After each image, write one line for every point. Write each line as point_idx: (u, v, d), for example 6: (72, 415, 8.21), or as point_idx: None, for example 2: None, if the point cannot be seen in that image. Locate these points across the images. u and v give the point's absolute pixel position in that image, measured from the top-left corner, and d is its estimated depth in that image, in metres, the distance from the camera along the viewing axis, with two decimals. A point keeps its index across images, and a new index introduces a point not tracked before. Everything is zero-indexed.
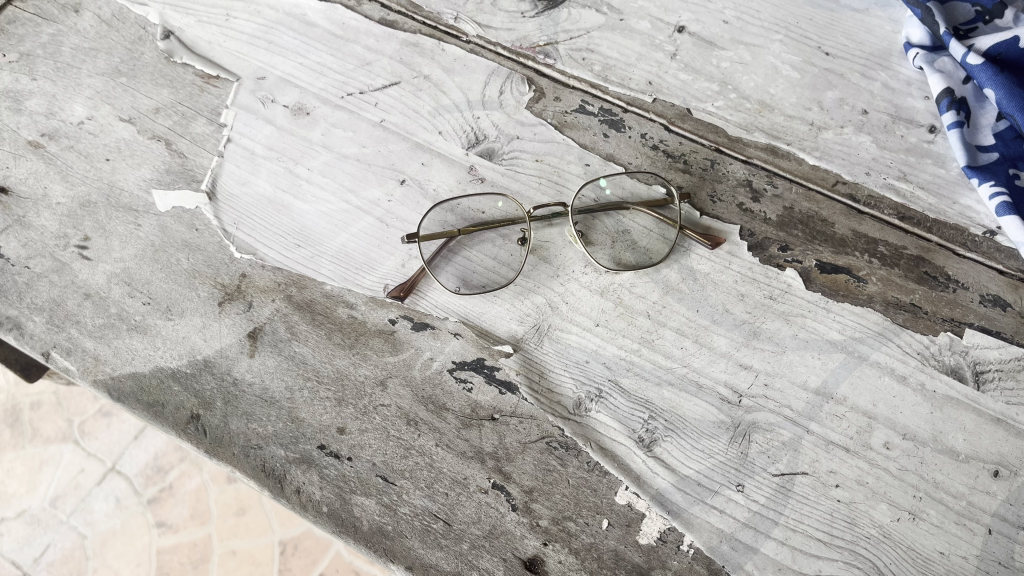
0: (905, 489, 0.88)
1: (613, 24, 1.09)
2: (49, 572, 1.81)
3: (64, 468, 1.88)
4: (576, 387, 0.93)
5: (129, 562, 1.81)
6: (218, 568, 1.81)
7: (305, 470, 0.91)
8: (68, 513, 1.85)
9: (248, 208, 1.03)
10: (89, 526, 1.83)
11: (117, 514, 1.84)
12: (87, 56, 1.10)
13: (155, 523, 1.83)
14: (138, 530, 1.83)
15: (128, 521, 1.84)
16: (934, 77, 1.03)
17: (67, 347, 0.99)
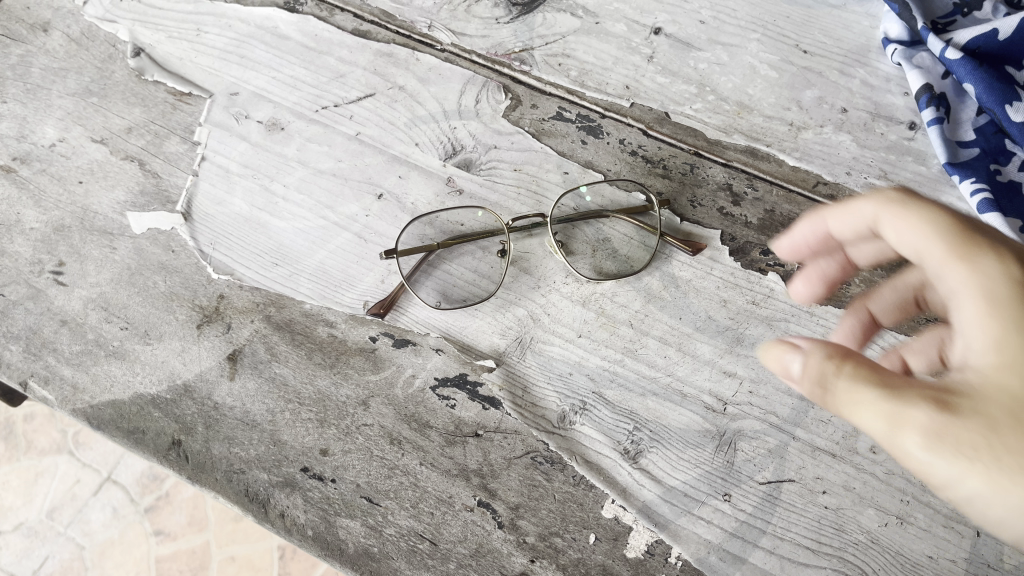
0: (892, 493, 0.87)
1: (588, 28, 1.08)
2: None
3: (60, 479, 1.87)
4: (559, 400, 0.92)
5: (127, 570, 1.80)
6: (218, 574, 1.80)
7: (289, 493, 0.90)
8: (65, 525, 1.84)
9: (224, 228, 1.02)
10: (87, 536, 1.83)
11: (114, 524, 1.84)
12: (56, 76, 1.09)
13: (153, 531, 1.83)
14: (136, 540, 1.82)
15: (125, 530, 1.83)
16: (913, 73, 1.02)
17: (45, 376, 0.98)
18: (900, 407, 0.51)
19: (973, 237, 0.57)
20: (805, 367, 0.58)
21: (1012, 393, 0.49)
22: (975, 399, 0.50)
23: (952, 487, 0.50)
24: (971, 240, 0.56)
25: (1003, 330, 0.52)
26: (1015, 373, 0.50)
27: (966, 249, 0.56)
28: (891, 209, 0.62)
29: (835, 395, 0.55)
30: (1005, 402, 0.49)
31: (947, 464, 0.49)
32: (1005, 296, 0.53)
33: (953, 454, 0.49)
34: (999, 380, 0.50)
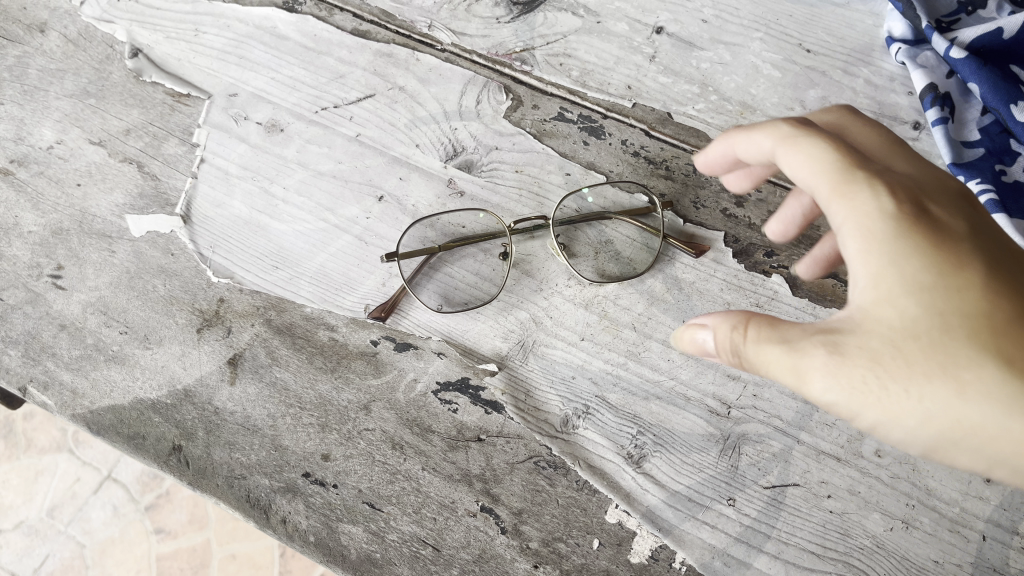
0: (897, 497, 0.87)
1: (589, 27, 1.07)
2: None
3: (60, 478, 1.87)
4: (562, 404, 0.91)
5: (128, 568, 1.79)
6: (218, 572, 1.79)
7: (290, 499, 0.90)
8: (65, 523, 1.83)
9: (224, 230, 1.01)
10: (87, 534, 1.82)
11: (115, 522, 1.83)
12: (53, 77, 1.08)
13: (153, 530, 1.82)
14: (137, 538, 1.82)
15: (126, 529, 1.82)
16: (917, 73, 1.01)
17: (44, 381, 0.97)
18: (794, 359, 0.58)
19: (845, 172, 0.64)
20: (716, 341, 0.65)
21: (889, 324, 0.57)
22: (856, 336, 0.57)
23: (856, 416, 0.58)
24: (842, 176, 0.64)
25: (877, 264, 0.59)
26: (889, 304, 0.58)
27: (838, 185, 0.64)
28: (785, 144, 0.70)
29: (744, 359, 0.62)
30: (881, 333, 0.57)
31: (844, 397, 0.57)
32: (879, 228, 0.60)
33: (848, 391, 0.56)
34: (877, 314, 0.58)
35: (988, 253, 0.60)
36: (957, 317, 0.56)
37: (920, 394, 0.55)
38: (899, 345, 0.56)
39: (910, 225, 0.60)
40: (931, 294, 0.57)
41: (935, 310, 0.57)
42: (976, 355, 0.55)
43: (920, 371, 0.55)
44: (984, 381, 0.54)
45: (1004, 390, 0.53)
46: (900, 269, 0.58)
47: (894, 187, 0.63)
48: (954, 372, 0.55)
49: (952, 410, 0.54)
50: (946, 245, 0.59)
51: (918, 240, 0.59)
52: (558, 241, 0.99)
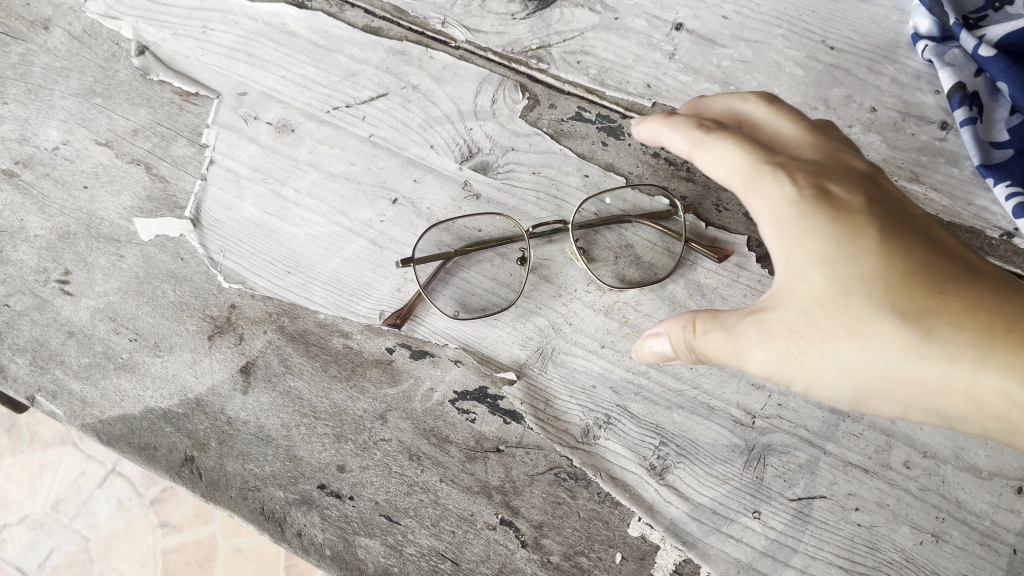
0: (927, 510, 0.85)
1: (607, 24, 1.02)
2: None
3: (65, 471, 1.80)
4: (582, 414, 0.89)
5: (136, 563, 1.74)
6: (223, 568, 1.73)
7: (306, 511, 0.89)
8: (71, 517, 1.77)
9: (235, 234, 0.98)
10: (93, 528, 1.75)
11: (120, 516, 1.76)
12: (58, 76, 1.04)
13: (158, 523, 1.75)
14: (142, 532, 1.75)
15: (131, 522, 1.76)
16: (944, 72, 0.98)
17: (52, 390, 0.96)
18: (731, 341, 0.68)
19: (753, 168, 0.72)
20: (672, 345, 0.74)
21: (801, 298, 0.66)
22: (776, 312, 0.67)
23: (791, 382, 0.68)
24: (751, 172, 0.72)
25: (788, 247, 0.68)
26: (800, 280, 0.67)
27: (751, 184, 0.72)
28: (700, 148, 0.77)
29: (694, 352, 0.72)
30: (796, 306, 0.67)
31: (775, 368, 0.67)
32: (789, 214, 0.69)
33: (775, 361, 0.67)
34: (792, 291, 0.67)
35: (884, 216, 0.68)
36: (856, 282, 0.65)
37: (834, 354, 0.65)
38: (812, 314, 0.66)
39: (812, 206, 0.68)
40: (833, 264, 0.66)
41: (838, 278, 0.65)
42: (874, 313, 0.64)
43: (831, 335, 0.65)
44: (880, 335, 0.63)
45: (896, 340, 0.63)
46: (808, 248, 0.67)
47: (797, 172, 0.71)
48: (857, 331, 0.64)
49: (861, 365, 0.64)
50: (847, 216, 0.67)
51: (819, 217, 0.67)
52: (577, 246, 0.95)
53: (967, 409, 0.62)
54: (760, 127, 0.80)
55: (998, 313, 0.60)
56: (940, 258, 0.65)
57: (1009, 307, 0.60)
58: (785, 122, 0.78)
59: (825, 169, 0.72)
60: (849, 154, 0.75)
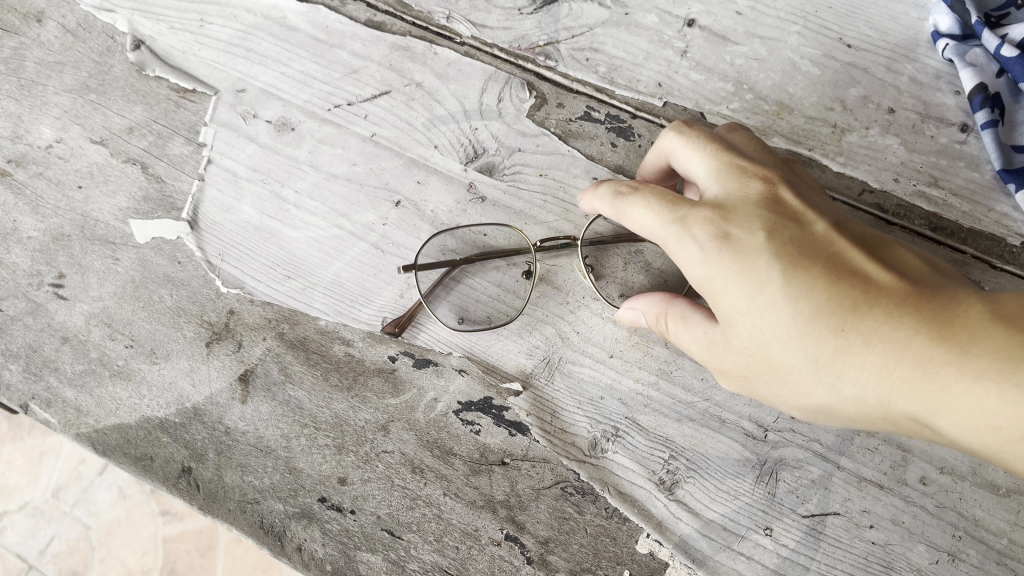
0: (943, 528, 0.83)
1: (617, 19, 0.99)
2: (56, 565, 1.68)
3: (64, 459, 1.73)
4: (590, 427, 0.87)
5: (136, 552, 1.68)
6: (224, 557, 1.68)
7: (306, 525, 0.87)
8: (71, 504, 1.70)
9: (233, 237, 0.95)
10: (93, 516, 1.69)
11: (121, 504, 1.71)
12: (51, 71, 1.01)
13: (159, 511, 1.71)
14: (143, 520, 1.70)
15: (132, 511, 1.70)
16: (965, 73, 0.94)
17: (46, 398, 0.94)
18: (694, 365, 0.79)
19: (663, 230, 0.75)
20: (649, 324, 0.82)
21: (734, 343, 0.73)
22: (719, 356, 0.75)
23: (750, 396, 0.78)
24: (664, 235, 0.75)
25: (712, 303, 0.73)
26: (729, 330, 0.73)
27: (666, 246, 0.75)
28: (622, 219, 0.79)
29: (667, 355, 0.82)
30: (733, 354, 0.74)
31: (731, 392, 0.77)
32: (704, 277, 0.73)
33: (727, 383, 0.78)
34: (726, 338, 0.73)
35: (786, 249, 0.70)
36: (771, 334, 0.69)
37: (771, 386, 0.73)
38: (747, 361, 0.73)
39: (720, 264, 0.71)
40: (749, 319, 0.70)
41: (756, 329, 0.70)
42: (794, 360, 0.69)
43: (766, 376, 0.73)
44: (803, 377, 0.70)
45: (818, 380, 0.69)
46: (723, 302, 0.72)
47: (698, 225, 0.73)
48: (784, 375, 0.71)
49: (795, 395, 0.72)
50: (750, 265, 0.70)
51: (727, 272, 0.71)
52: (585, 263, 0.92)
53: (892, 422, 0.69)
54: (681, 161, 0.80)
55: (893, 346, 0.64)
56: (842, 286, 0.68)
57: (903, 336, 0.64)
58: (694, 156, 0.78)
59: (728, 208, 0.73)
60: (751, 175, 0.75)
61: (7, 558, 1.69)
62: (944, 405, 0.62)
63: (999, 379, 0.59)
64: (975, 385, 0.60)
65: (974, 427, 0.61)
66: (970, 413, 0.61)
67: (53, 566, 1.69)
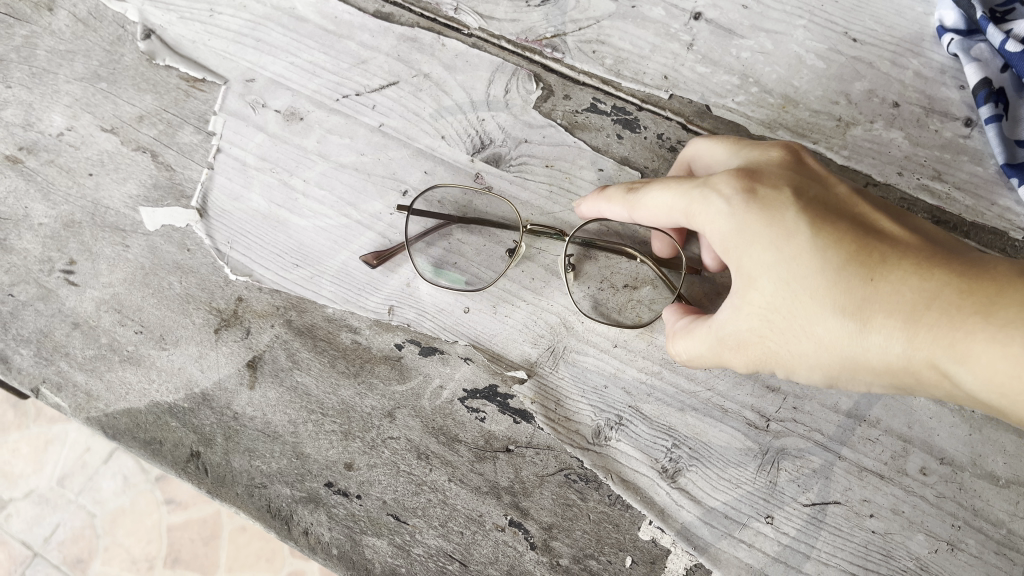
0: (943, 517, 0.84)
1: (624, 12, 0.99)
2: (61, 552, 1.70)
3: (70, 447, 1.75)
4: (594, 415, 0.88)
5: (140, 539, 1.70)
6: (228, 545, 1.70)
7: (313, 510, 0.88)
8: (76, 492, 1.72)
9: (242, 225, 0.96)
10: (99, 504, 1.71)
11: (126, 492, 1.72)
12: (63, 60, 1.02)
13: (163, 500, 1.72)
14: (147, 508, 1.71)
15: (136, 499, 1.72)
16: (970, 67, 0.94)
17: (57, 382, 0.95)
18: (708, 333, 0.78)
19: (686, 198, 0.78)
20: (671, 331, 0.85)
21: (758, 304, 0.73)
22: (736, 319, 0.75)
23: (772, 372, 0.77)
24: (686, 203, 0.78)
25: (738, 259, 0.74)
26: (753, 288, 0.73)
27: (685, 218, 0.79)
28: (637, 207, 0.83)
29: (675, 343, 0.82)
30: (754, 313, 0.74)
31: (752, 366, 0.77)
32: (729, 232, 0.74)
33: (748, 359, 0.77)
34: (749, 298, 0.74)
35: (815, 208, 0.73)
36: (799, 283, 0.70)
37: (795, 350, 0.73)
38: (768, 319, 0.73)
39: (745, 219, 0.73)
40: (776, 270, 0.71)
41: (783, 281, 0.71)
42: (821, 311, 0.69)
43: (790, 336, 0.72)
44: (829, 330, 0.70)
45: (844, 332, 0.69)
46: (749, 254, 0.73)
47: (725, 184, 0.76)
48: (809, 331, 0.71)
49: (820, 357, 0.71)
50: (779, 218, 0.72)
51: (755, 224, 0.73)
52: (569, 257, 0.92)
53: (919, 384, 0.67)
54: (703, 161, 0.85)
55: (919, 294, 0.64)
56: (868, 239, 0.69)
57: (930, 284, 0.64)
58: (716, 149, 0.83)
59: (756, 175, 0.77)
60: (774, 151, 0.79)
61: (12, 545, 1.71)
62: (966, 347, 0.61)
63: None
64: (997, 332, 0.59)
65: (991, 376, 0.59)
66: (993, 358, 0.59)
67: (57, 553, 1.70)
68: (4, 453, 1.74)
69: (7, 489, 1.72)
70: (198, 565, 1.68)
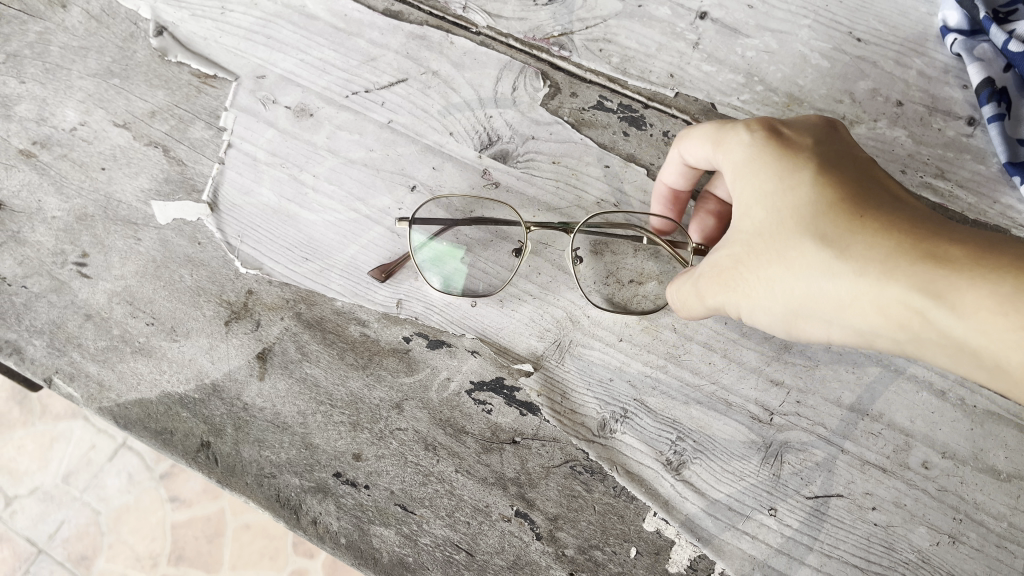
0: (944, 511, 0.85)
1: (630, 11, 1.01)
2: (65, 549, 1.70)
3: (76, 444, 1.76)
4: (599, 408, 0.89)
5: (144, 537, 1.71)
6: (232, 543, 1.71)
7: (321, 499, 0.89)
8: (81, 489, 1.73)
9: (252, 219, 0.98)
10: (103, 501, 1.72)
11: (131, 489, 1.73)
12: (76, 56, 1.03)
13: (168, 498, 1.73)
14: (151, 505, 1.72)
15: (140, 497, 1.72)
16: (972, 67, 0.96)
17: (69, 373, 0.96)
18: (697, 271, 0.81)
19: (717, 129, 0.80)
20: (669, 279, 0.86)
21: (747, 230, 0.76)
22: (723, 245, 0.78)
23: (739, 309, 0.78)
24: (716, 134, 0.80)
25: (740, 186, 0.77)
26: (746, 214, 0.76)
27: (712, 150, 0.80)
28: (684, 138, 0.83)
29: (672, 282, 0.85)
30: (741, 239, 0.76)
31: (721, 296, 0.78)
32: (741, 162, 0.78)
33: (720, 289, 0.79)
34: (740, 224, 0.77)
35: (829, 156, 0.75)
36: (790, 210, 0.73)
37: (766, 278, 0.74)
38: (751, 244, 0.75)
39: (762, 153, 0.77)
40: (773, 198, 0.74)
41: (775, 208, 0.74)
42: (802, 238, 0.71)
43: (765, 262, 0.74)
44: (804, 257, 0.71)
45: (817, 260, 0.70)
46: (753, 185, 0.76)
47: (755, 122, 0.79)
48: (785, 257, 0.72)
49: (789, 286, 0.72)
50: (792, 156, 0.75)
51: (766, 156, 0.76)
52: (575, 253, 0.93)
53: (879, 324, 0.67)
54: None
55: (906, 234, 0.66)
56: (869, 189, 0.72)
57: (918, 229, 0.66)
58: None
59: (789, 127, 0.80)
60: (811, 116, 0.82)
61: (17, 542, 1.72)
62: (948, 284, 0.62)
63: (1012, 267, 0.59)
64: (983, 271, 0.60)
65: (972, 312, 0.60)
66: (976, 298, 0.60)
67: (61, 550, 1.71)
68: (10, 450, 1.75)
69: (12, 485, 1.73)
70: (202, 563, 1.69)
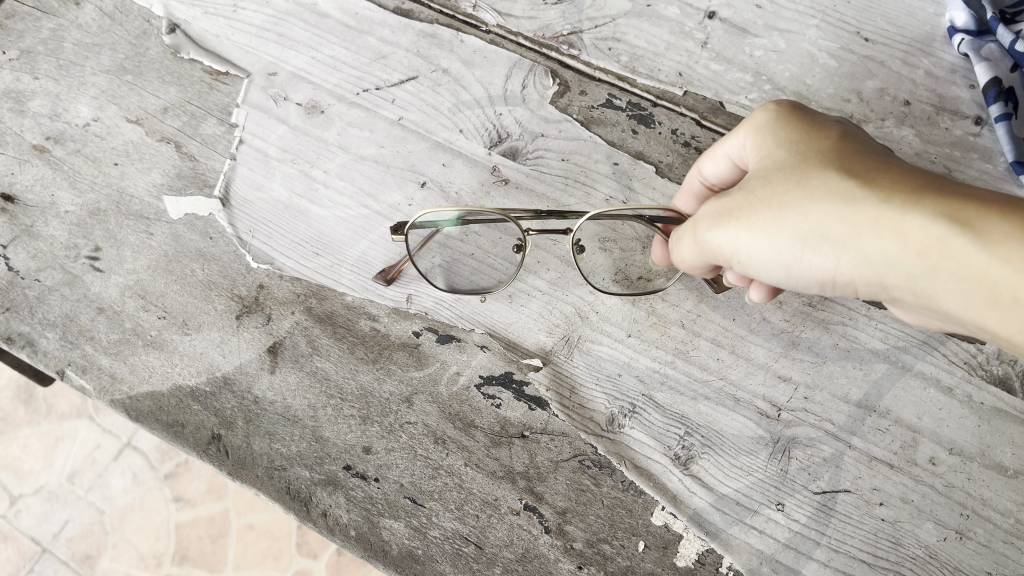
0: (952, 507, 0.85)
1: (639, 11, 1.01)
2: (70, 548, 1.71)
3: (81, 444, 1.77)
4: (608, 403, 0.90)
5: (148, 536, 1.71)
6: (236, 543, 1.71)
7: (331, 492, 0.90)
8: (86, 489, 1.73)
9: (263, 214, 0.98)
10: (108, 501, 1.72)
11: (135, 489, 1.73)
12: (89, 52, 1.04)
13: (172, 498, 1.73)
14: (156, 505, 1.73)
15: (145, 496, 1.73)
16: (980, 67, 0.96)
17: (82, 365, 0.96)
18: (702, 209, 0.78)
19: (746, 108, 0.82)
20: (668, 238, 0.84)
21: (765, 168, 0.74)
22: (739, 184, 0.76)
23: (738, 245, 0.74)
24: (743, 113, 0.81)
25: (765, 136, 0.76)
26: (768, 157, 0.75)
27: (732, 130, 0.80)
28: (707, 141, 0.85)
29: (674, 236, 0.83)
30: (758, 175, 0.74)
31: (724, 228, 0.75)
32: (764, 122, 0.77)
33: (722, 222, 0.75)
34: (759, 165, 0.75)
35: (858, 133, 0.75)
36: (817, 153, 0.72)
37: (778, 207, 0.71)
38: (768, 177, 0.73)
39: (794, 118, 0.77)
40: (800, 146, 0.73)
41: (800, 153, 0.73)
42: (825, 172, 0.69)
43: (780, 190, 0.71)
44: (824, 186, 0.68)
45: (838, 189, 0.67)
46: (781, 136, 0.75)
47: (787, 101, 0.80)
48: (803, 187, 0.70)
49: (801, 215, 0.69)
50: (822, 125, 0.75)
51: (796, 119, 0.76)
52: (576, 240, 0.92)
53: (890, 252, 0.63)
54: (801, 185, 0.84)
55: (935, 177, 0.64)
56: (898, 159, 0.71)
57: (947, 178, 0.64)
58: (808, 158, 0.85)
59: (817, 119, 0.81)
60: None
61: (21, 540, 1.72)
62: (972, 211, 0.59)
63: None
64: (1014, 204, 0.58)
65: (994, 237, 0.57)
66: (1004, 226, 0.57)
67: (66, 549, 1.71)
68: (16, 449, 1.76)
69: (18, 483, 1.74)
70: (205, 563, 1.69)
